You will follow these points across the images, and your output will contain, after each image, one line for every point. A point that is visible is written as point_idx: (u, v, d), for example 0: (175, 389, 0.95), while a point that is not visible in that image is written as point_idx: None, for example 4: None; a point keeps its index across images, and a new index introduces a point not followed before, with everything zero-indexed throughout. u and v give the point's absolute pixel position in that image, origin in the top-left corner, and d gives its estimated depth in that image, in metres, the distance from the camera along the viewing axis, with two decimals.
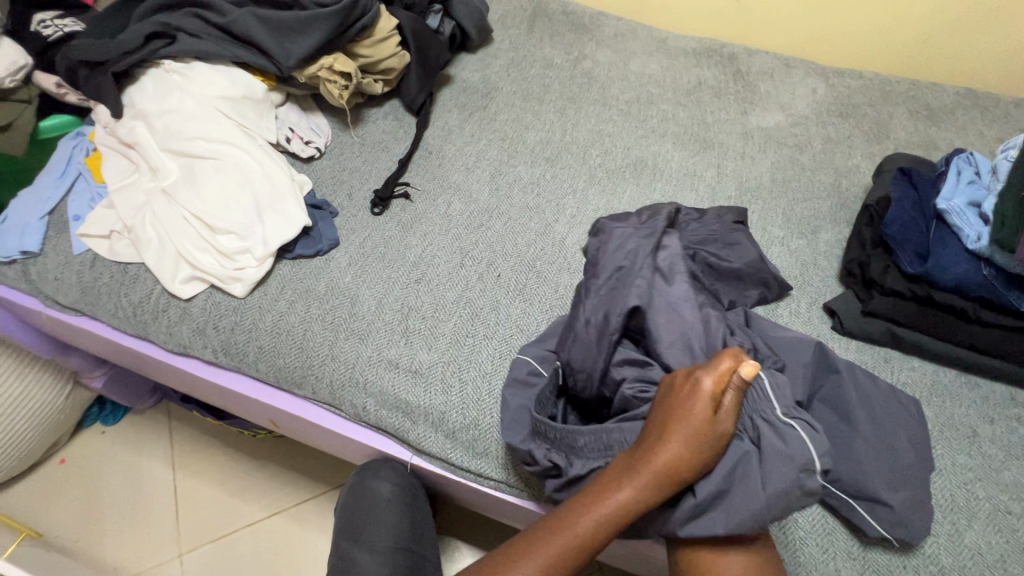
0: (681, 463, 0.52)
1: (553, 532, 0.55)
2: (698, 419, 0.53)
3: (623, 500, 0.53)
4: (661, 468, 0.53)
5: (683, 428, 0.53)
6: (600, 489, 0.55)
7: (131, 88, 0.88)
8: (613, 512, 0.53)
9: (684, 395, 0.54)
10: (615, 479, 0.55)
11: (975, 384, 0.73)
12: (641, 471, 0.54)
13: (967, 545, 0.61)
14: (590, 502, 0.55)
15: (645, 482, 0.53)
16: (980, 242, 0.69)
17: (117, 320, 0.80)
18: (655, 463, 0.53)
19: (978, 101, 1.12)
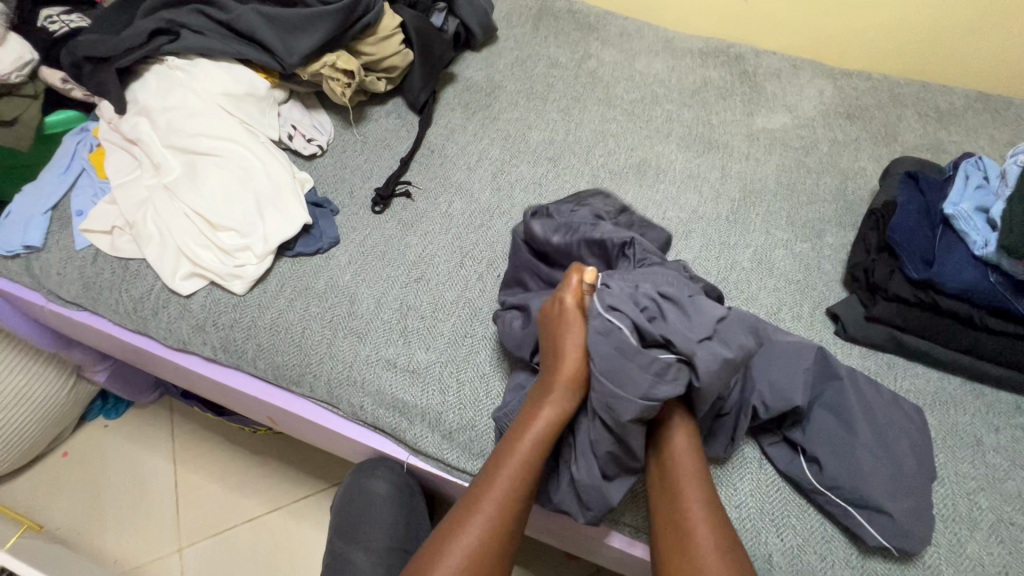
0: (575, 368, 0.62)
1: (494, 476, 0.59)
2: (573, 328, 0.64)
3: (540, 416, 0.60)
4: (562, 380, 0.61)
5: (563, 340, 0.63)
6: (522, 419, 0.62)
7: (135, 84, 0.89)
8: (538, 435, 0.59)
9: (549, 313, 0.66)
10: (528, 408, 0.62)
11: (980, 392, 0.72)
12: (547, 391, 0.62)
13: (968, 556, 0.60)
14: (520, 428, 0.61)
15: (554, 398, 0.61)
16: (987, 248, 0.68)
17: (117, 316, 0.81)
18: (551, 376, 0.62)
19: (990, 104, 1.10)
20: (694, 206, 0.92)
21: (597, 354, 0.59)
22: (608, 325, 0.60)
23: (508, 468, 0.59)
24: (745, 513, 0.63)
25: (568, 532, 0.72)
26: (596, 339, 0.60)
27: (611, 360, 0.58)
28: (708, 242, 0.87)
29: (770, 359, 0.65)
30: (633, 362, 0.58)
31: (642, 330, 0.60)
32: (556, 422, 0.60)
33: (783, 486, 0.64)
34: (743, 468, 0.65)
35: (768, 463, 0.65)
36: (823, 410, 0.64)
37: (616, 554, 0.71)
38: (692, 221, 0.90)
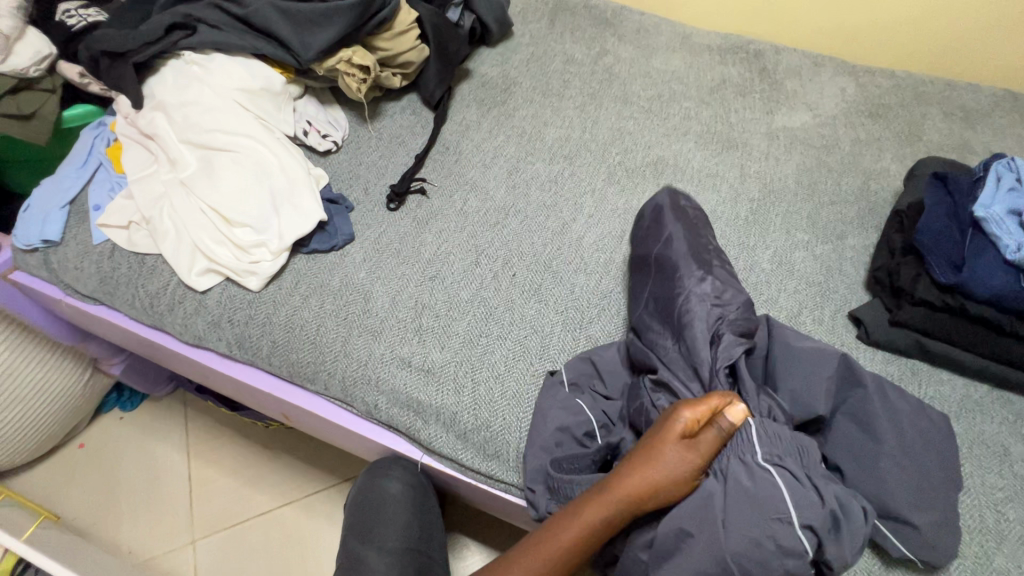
0: (645, 490, 0.55)
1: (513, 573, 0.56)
2: (670, 451, 0.55)
3: (597, 518, 0.56)
4: (619, 497, 0.56)
5: (652, 464, 0.55)
6: (578, 507, 0.57)
7: (151, 79, 0.89)
8: (564, 544, 0.56)
9: (662, 432, 0.56)
10: (590, 498, 0.57)
11: (1007, 401, 0.70)
12: (599, 497, 0.56)
13: (995, 569, 0.58)
14: (572, 515, 0.57)
15: (604, 505, 0.56)
16: (1019, 252, 0.66)
17: (134, 311, 0.81)
18: (625, 482, 0.56)
19: (1018, 102, 1.08)
20: (712, 206, 0.91)
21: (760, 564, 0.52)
22: (792, 539, 0.52)
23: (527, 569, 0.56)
24: None
25: None
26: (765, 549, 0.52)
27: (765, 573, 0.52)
28: (727, 243, 0.86)
29: (792, 366, 0.64)
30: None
31: (816, 546, 0.53)
32: (590, 535, 0.56)
33: None
34: None
35: None
36: (847, 418, 0.62)
37: None
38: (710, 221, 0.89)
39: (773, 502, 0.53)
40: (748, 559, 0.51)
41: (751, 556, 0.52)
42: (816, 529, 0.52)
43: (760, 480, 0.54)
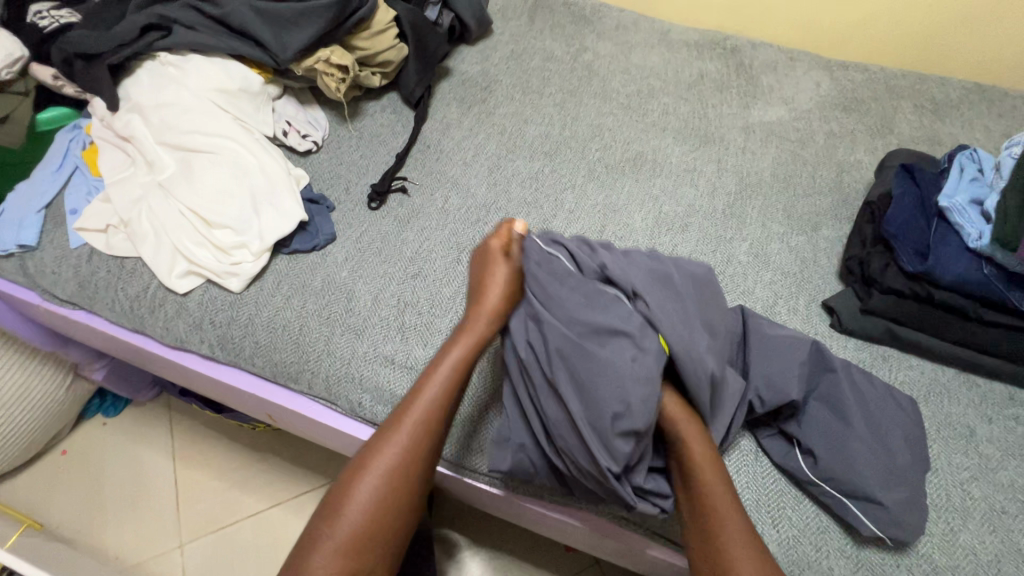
0: (496, 300, 0.67)
1: (403, 429, 0.61)
2: (492, 269, 0.70)
3: (467, 334, 0.65)
4: (475, 328, 0.66)
5: (487, 279, 0.69)
6: (449, 339, 0.66)
7: (127, 80, 0.88)
8: (441, 384, 0.62)
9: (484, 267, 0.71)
10: (456, 330, 0.67)
11: (973, 383, 0.72)
12: (467, 322, 0.67)
13: (961, 545, 0.61)
14: (449, 342, 0.66)
15: (471, 325, 0.66)
16: (981, 241, 0.68)
17: (114, 314, 0.80)
18: (481, 302, 0.67)
19: (985, 95, 1.11)
20: (690, 200, 0.92)
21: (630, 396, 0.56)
22: (564, 266, 0.64)
23: (416, 416, 0.61)
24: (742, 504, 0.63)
25: (566, 527, 0.71)
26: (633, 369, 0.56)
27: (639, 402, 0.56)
28: (705, 236, 0.88)
29: (768, 355, 0.66)
30: (593, 308, 0.61)
31: (588, 276, 0.64)
32: (462, 366, 0.64)
33: (778, 481, 0.65)
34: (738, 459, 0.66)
35: (765, 456, 0.66)
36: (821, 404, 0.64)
37: (617, 547, 0.70)
38: (688, 215, 0.90)
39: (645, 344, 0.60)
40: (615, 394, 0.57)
41: (573, 296, 0.62)
42: (575, 252, 0.65)
43: (542, 254, 0.66)
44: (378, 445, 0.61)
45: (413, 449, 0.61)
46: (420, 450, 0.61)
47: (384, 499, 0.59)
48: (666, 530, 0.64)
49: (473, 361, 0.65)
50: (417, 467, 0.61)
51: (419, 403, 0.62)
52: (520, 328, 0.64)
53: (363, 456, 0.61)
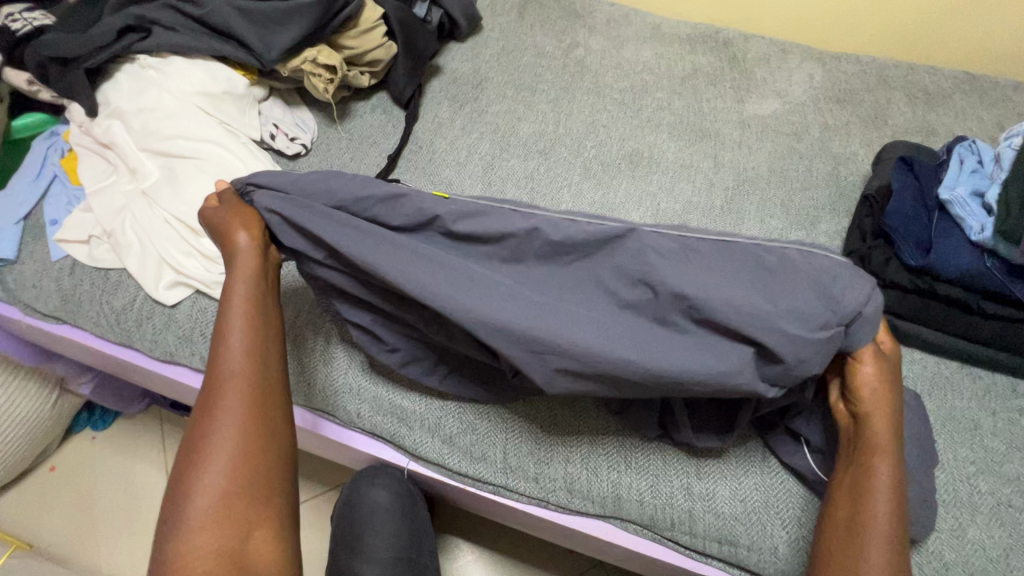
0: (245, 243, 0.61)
1: (222, 394, 0.55)
2: (233, 219, 0.63)
3: (243, 284, 0.60)
4: (238, 267, 0.60)
5: (224, 234, 0.62)
6: (224, 298, 0.59)
7: (106, 85, 0.85)
8: (240, 329, 0.58)
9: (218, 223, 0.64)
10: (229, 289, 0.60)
11: (977, 376, 0.72)
12: (235, 277, 0.60)
13: (970, 540, 0.61)
14: (232, 303, 0.59)
15: (240, 276, 0.60)
16: (983, 233, 0.67)
17: (100, 328, 0.77)
18: (239, 249, 0.61)
19: (976, 84, 1.11)
20: (688, 197, 0.91)
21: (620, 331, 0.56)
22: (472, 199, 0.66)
23: (232, 371, 0.56)
24: (751, 505, 0.62)
25: (572, 533, 0.70)
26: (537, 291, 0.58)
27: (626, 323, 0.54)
28: None
29: None
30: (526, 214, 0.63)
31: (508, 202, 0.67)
32: (255, 302, 0.59)
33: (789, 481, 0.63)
34: (746, 460, 0.64)
35: (772, 456, 0.64)
36: None
37: (624, 552, 0.69)
38: (687, 212, 0.89)
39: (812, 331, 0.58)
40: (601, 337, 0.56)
41: (344, 180, 0.63)
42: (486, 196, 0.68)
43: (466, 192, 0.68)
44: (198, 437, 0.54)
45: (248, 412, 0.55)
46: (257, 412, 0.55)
47: (235, 462, 0.53)
48: (675, 533, 0.63)
49: (266, 293, 0.61)
50: (257, 416, 0.55)
51: (227, 370, 0.56)
52: (289, 238, 0.61)
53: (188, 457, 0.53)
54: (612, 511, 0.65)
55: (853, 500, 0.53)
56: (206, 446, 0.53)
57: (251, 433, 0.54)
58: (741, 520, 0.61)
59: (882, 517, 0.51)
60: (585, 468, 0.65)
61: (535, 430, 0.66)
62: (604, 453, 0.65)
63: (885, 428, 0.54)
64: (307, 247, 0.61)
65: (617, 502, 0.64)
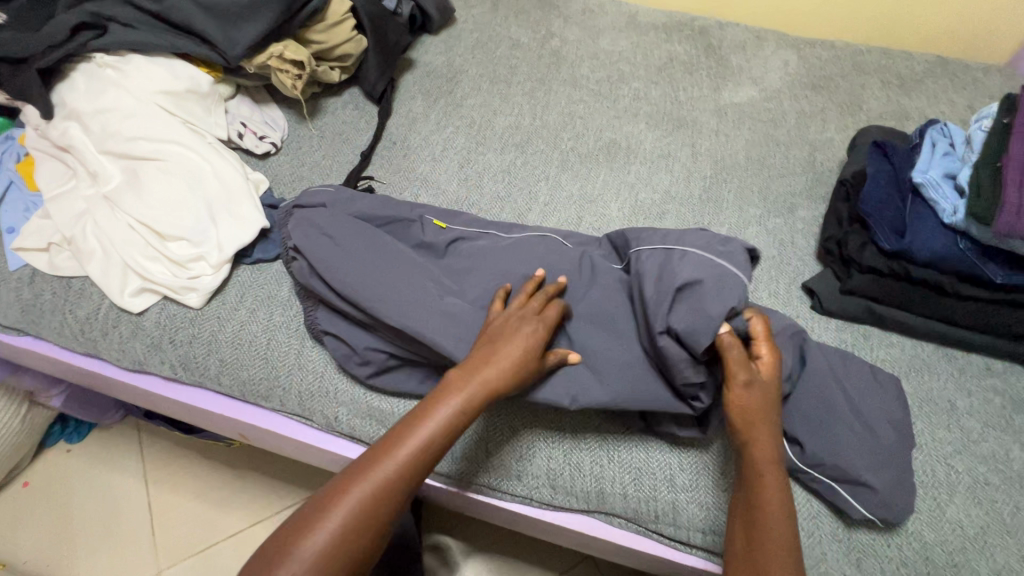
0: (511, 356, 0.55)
1: (353, 491, 0.48)
2: (528, 328, 0.57)
3: (450, 408, 0.52)
4: (486, 378, 0.54)
5: (501, 334, 0.57)
6: (429, 405, 0.53)
7: (61, 85, 0.82)
8: (431, 436, 0.51)
9: (500, 316, 0.59)
10: (445, 392, 0.53)
11: (952, 357, 0.73)
12: (464, 387, 0.53)
13: (948, 520, 0.61)
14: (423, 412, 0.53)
15: (461, 392, 0.53)
16: (956, 216, 0.67)
17: (63, 339, 0.75)
18: (506, 349, 0.55)
19: (948, 68, 1.12)
20: (666, 187, 0.90)
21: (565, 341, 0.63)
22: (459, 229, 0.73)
23: (400, 474, 0.49)
24: (734, 495, 0.62)
25: (557, 530, 0.69)
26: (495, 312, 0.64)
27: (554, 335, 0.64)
28: (683, 223, 0.86)
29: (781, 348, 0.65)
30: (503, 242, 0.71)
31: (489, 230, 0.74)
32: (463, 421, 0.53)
33: None
34: (726, 449, 0.63)
35: None
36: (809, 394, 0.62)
37: (611, 547, 0.69)
38: (665, 202, 0.88)
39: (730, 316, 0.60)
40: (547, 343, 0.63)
41: (361, 203, 0.72)
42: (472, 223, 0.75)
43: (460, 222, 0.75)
44: (306, 517, 0.47)
45: (354, 533, 0.47)
46: (365, 538, 0.47)
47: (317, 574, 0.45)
48: (660, 525, 0.63)
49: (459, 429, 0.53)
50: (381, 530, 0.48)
51: (368, 474, 0.49)
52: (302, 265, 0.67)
53: (283, 528, 0.47)
54: (596, 506, 0.64)
55: (750, 512, 0.53)
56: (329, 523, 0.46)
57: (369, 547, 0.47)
58: (725, 511, 0.61)
59: (776, 518, 0.51)
60: (569, 464, 0.64)
61: (518, 428, 0.66)
62: (587, 448, 0.65)
63: (764, 436, 0.55)
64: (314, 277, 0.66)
65: (601, 496, 0.63)
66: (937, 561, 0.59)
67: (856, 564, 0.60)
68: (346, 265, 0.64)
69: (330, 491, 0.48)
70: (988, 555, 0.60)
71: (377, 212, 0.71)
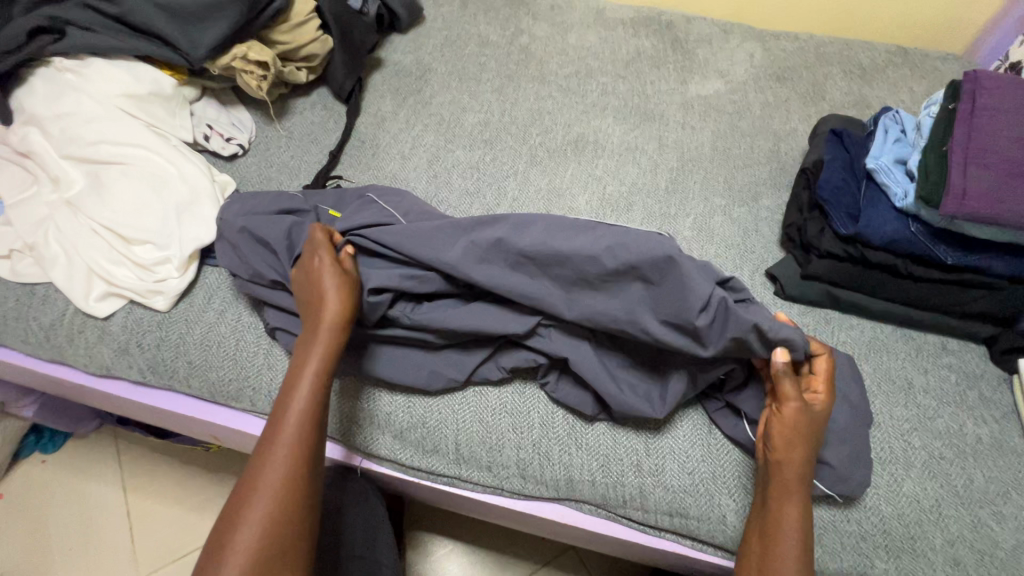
0: (341, 297, 0.59)
1: (266, 463, 0.53)
2: (325, 269, 0.61)
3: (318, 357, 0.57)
4: (326, 322, 0.58)
5: (314, 284, 0.60)
6: (297, 363, 0.58)
7: (20, 90, 0.81)
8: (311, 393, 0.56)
9: (301, 266, 0.63)
10: (302, 348, 0.58)
11: (909, 337, 0.75)
12: (314, 336, 0.58)
13: (905, 494, 0.63)
14: (296, 373, 0.57)
15: (321, 339, 0.58)
16: (907, 199, 0.70)
17: (29, 346, 0.74)
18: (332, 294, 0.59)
19: (908, 57, 1.14)
20: (633, 179, 0.92)
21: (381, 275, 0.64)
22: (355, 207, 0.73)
23: (287, 434, 0.54)
24: (698, 477, 0.63)
25: (530, 519, 0.70)
26: (380, 267, 0.66)
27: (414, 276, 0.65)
28: (650, 214, 0.87)
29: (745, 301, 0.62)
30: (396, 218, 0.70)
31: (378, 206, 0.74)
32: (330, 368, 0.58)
33: (732, 451, 0.65)
34: (690, 434, 0.65)
35: (716, 428, 0.66)
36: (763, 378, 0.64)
37: (583, 534, 0.70)
38: (632, 193, 0.90)
39: (578, 236, 0.63)
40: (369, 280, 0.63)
41: (256, 201, 0.74)
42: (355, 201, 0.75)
43: (358, 202, 0.74)
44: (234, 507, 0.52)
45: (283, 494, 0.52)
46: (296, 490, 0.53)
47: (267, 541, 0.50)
48: (628, 510, 0.64)
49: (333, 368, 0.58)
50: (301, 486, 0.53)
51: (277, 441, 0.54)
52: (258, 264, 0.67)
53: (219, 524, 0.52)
54: (565, 493, 0.65)
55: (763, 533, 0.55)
56: (248, 506, 0.51)
57: (293, 503, 0.52)
58: (690, 493, 0.63)
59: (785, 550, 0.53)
60: (537, 453, 0.65)
61: (486, 418, 0.67)
62: (553, 437, 0.66)
63: (793, 457, 0.56)
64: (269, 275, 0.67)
65: (570, 484, 0.65)
66: (895, 534, 0.61)
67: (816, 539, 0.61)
68: (268, 265, 0.67)
69: (249, 475, 0.53)
70: (942, 526, 0.62)
71: (271, 209, 0.72)
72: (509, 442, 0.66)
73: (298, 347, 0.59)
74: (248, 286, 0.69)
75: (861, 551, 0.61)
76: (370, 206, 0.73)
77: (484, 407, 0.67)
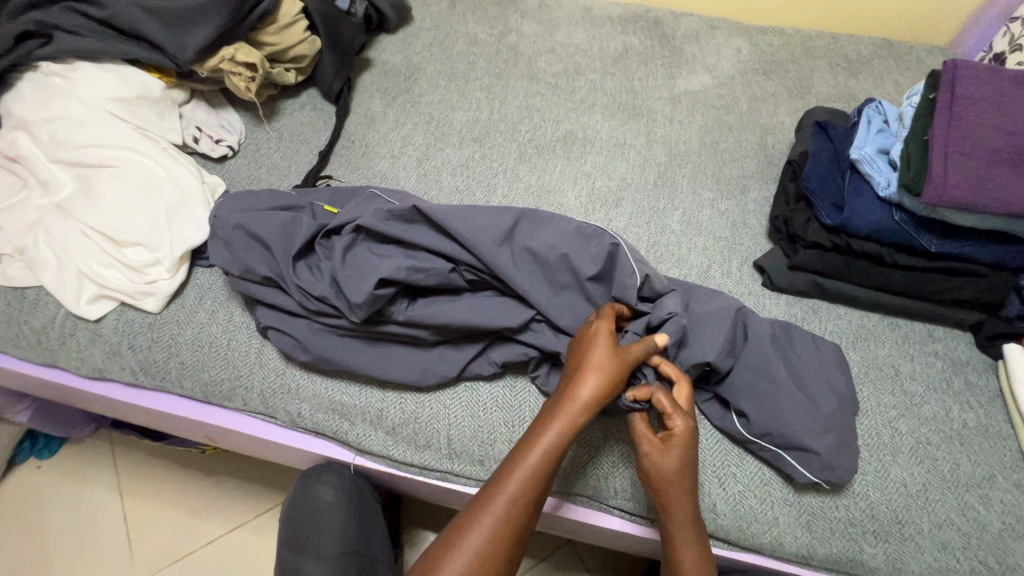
0: (603, 376, 0.56)
1: (477, 522, 0.52)
2: (600, 345, 0.58)
3: (551, 436, 0.55)
4: (576, 402, 0.56)
5: (589, 349, 0.58)
6: (534, 431, 0.56)
7: (8, 95, 0.81)
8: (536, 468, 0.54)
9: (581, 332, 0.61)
10: (544, 418, 0.57)
11: (896, 325, 0.76)
12: (556, 411, 0.56)
13: (893, 479, 0.64)
14: (526, 445, 0.56)
15: (565, 417, 0.56)
16: (890, 188, 0.71)
17: (20, 350, 0.74)
18: (593, 371, 0.56)
19: (893, 50, 1.15)
20: (622, 174, 0.92)
21: (389, 266, 0.63)
22: (360, 202, 0.72)
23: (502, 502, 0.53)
24: None
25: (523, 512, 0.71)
26: (383, 257, 0.65)
27: (422, 268, 0.64)
28: (638, 209, 0.88)
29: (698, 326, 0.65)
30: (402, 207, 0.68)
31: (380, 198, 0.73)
32: (562, 444, 0.55)
33: (718, 440, 0.66)
34: None
35: (704, 420, 0.67)
36: (748, 371, 0.64)
37: (575, 525, 0.71)
38: (621, 188, 0.90)
39: (587, 240, 0.66)
40: (377, 271, 0.62)
41: (251, 200, 0.74)
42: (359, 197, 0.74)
43: (365, 197, 0.73)
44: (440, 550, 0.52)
45: (490, 557, 0.51)
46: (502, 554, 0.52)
47: None
48: (620, 501, 0.64)
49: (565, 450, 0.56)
50: (502, 555, 0.52)
51: (490, 503, 0.53)
52: (252, 260, 0.67)
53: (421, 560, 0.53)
54: (558, 487, 0.65)
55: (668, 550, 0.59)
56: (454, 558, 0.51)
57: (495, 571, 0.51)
58: None
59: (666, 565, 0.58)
60: None
61: (477, 414, 0.67)
62: None
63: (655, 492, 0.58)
64: (262, 271, 0.67)
65: (563, 477, 0.65)
66: (883, 519, 0.62)
67: (805, 526, 0.62)
68: (262, 261, 0.67)
69: (460, 524, 0.53)
70: (929, 510, 0.62)
71: (266, 208, 0.73)
72: (500, 436, 0.66)
73: (542, 411, 0.58)
74: (241, 284, 0.69)
75: (850, 537, 0.62)
76: (372, 199, 0.72)
77: (475, 402, 0.68)
